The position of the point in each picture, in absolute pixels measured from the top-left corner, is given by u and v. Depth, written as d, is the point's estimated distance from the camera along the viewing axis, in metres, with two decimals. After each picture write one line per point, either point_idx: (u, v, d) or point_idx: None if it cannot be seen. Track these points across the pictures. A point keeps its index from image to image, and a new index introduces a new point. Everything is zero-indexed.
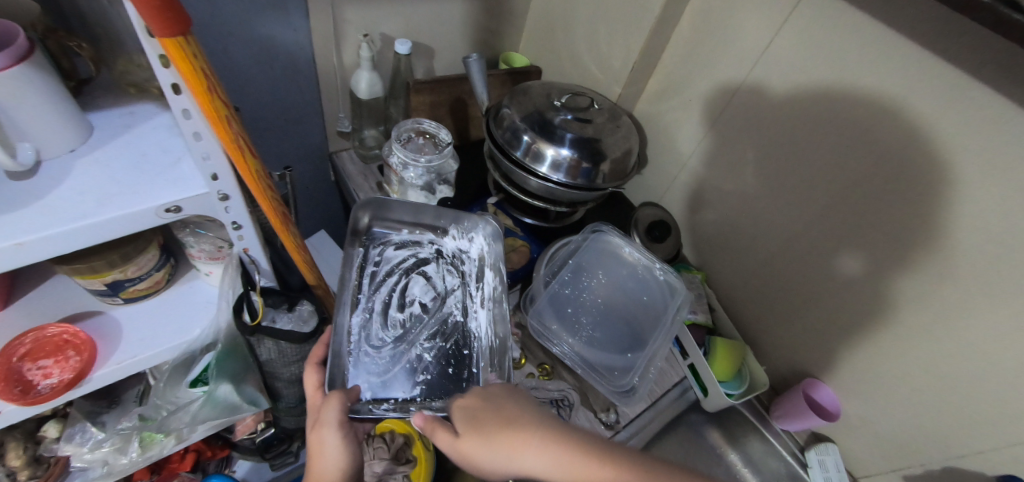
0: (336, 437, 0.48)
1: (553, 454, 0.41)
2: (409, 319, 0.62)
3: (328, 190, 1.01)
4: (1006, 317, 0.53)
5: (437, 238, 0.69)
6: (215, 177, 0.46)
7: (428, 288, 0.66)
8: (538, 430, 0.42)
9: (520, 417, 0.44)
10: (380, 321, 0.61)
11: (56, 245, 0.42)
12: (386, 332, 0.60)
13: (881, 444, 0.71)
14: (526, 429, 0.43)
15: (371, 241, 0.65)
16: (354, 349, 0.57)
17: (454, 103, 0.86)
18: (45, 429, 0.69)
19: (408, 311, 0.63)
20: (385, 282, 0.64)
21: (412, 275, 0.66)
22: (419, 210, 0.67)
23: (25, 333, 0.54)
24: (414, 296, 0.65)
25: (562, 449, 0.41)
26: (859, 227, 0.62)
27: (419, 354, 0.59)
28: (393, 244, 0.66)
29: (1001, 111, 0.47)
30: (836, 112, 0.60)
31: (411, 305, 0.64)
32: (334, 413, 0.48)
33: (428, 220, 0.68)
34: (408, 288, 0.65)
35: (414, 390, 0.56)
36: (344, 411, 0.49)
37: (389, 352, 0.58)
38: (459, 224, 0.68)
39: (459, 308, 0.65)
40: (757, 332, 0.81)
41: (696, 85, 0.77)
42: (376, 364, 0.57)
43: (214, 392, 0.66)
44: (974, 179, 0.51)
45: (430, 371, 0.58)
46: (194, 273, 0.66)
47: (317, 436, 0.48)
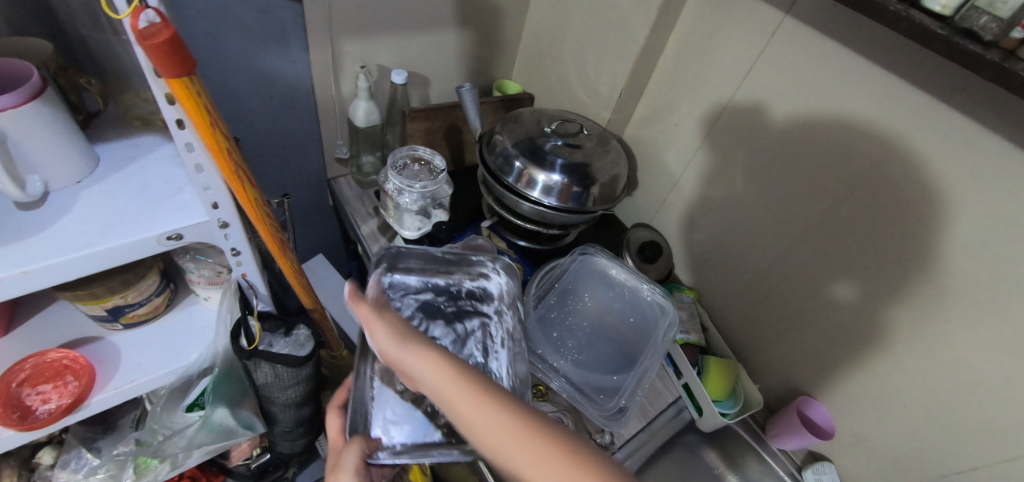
0: None
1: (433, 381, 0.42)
2: None
3: (325, 216, 1.03)
4: (985, 330, 0.54)
5: (457, 278, 0.66)
6: (215, 205, 0.48)
7: (447, 331, 0.63)
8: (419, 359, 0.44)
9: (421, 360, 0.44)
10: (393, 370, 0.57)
11: (59, 273, 0.44)
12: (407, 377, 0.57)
13: (876, 462, 0.70)
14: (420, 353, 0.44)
15: (393, 290, 0.62)
16: (378, 396, 0.55)
17: (449, 130, 0.89)
18: (39, 456, 0.70)
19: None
20: None
21: (433, 322, 0.63)
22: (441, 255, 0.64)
23: (25, 359, 0.55)
24: (434, 337, 0.62)
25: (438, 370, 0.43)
26: (844, 247, 0.64)
27: None
28: (413, 292, 0.63)
29: (967, 134, 0.50)
30: (815, 135, 0.63)
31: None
32: (351, 459, 0.46)
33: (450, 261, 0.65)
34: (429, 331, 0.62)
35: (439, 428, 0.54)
36: (364, 458, 0.47)
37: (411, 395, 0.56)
38: (472, 260, 0.66)
39: (480, 351, 0.62)
40: (749, 350, 0.82)
41: (682, 110, 0.80)
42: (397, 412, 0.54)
43: (211, 417, 0.67)
44: (945, 196, 0.53)
45: None
46: (193, 298, 0.67)
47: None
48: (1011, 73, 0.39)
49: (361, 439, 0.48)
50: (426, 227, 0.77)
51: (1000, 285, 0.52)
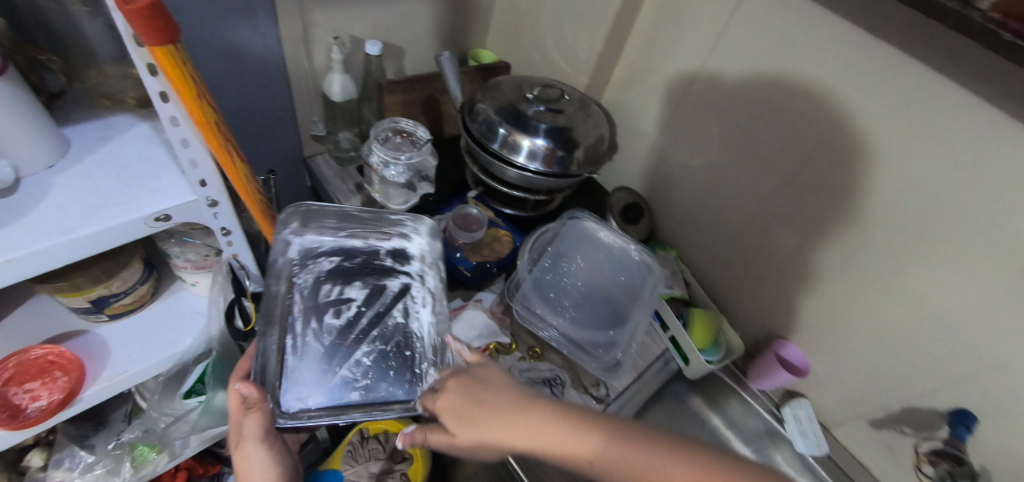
0: (260, 450, 0.50)
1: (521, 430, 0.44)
2: (345, 324, 0.60)
3: (305, 197, 1.01)
4: (945, 267, 0.58)
5: (374, 239, 0.68)
6: (203, 183, 0.47)
7: (364, 290, 0.64)
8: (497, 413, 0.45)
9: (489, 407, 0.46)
10: (315, 331, 0.59)
11: (43, 262, 0.42)
12: (322, 339, 0.59)
13: (846, 396, 0.76)
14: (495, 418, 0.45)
15: (305, 253, 0.64)
16: (289, 366, 0.55)
17: (426, 102, 0.88)
18: (29, 458, 0.68)
19: (344, 317, 0.61)
20: (321, 289, 0.62)
21: (348, 281, 0.64)
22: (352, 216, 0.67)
23: (6, 357, 0.53)
24: (350, 298, 0.63)
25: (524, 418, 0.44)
26: (812, 198, 0.67)
27: (358, 360, 0.58)
28: (325, 255, 0.65)
29: (925, 81, 0.53)
30: (787, 92, 0.65)
31: (348, 309, 0.62)
32: (256, 427, 0.49)
33: (364, 222, 0.67)
34: (344, 290, 0.63)
35: (341, 371, 0.57)
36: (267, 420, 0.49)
37: (326, 353, 0.58)
38: (391, 219, 0.68)
39: (400, 314, 0.63)
40: (729, 301, 0.86)
41: (659, 72, 0.81)
42: (305, 386, 0.54)
43: (212, 401, 0.64)
44: (908, 143, 0.56)
45: (370, 375, 0.57)
46: (179, 285, 0.66)
47: (241, 451, 0.50)
48: (970, 20, 0.42)
49: (257, 401, 0.49)
50: (413, 199, 0.77)
51: (955, 225, 0.56)
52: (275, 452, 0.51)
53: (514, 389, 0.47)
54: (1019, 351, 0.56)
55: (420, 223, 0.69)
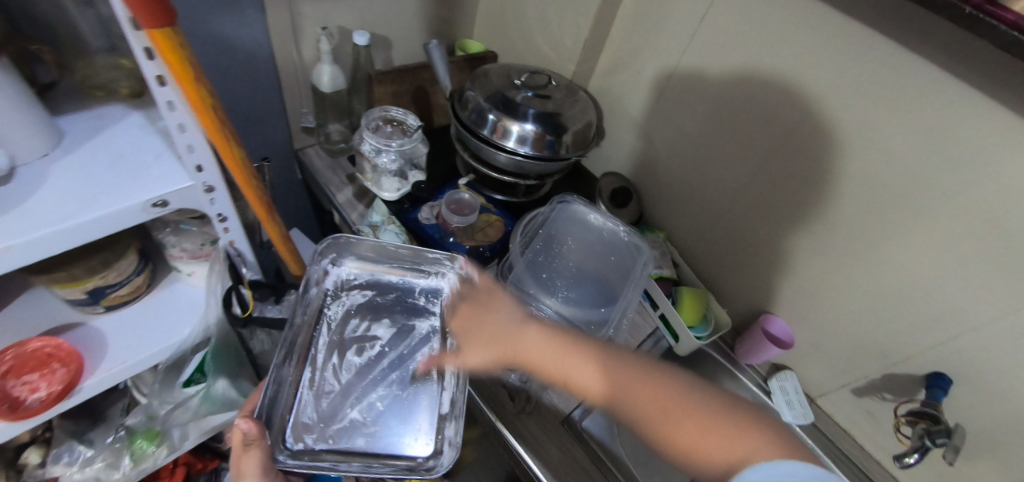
0: None
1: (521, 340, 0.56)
2: (366, 363, 0.65)
3: (295, 191, 1.01)
4: (916, 237, 0.61)
5: (411, 276, 0.71)
6: (200, 168, 0.48)
7: (390, 328, 0.68)
8: (503, 327, 0.58)
9: (495, 326, 0.58)
10: (336, 366, 0.64)
11: (41, 249, 0.42)
12: (339, 377, 0.63)
13: (828, 367, 0.80)
14: (501, 332, 0.57)
15: (339, 286, 0.68)
16: (300, 402, 0.60)
17: (416, 92, 0.88)
18: (26, 455, 0.68)
19: (366, 355, 0.66)
20: (348, 323, 0.67)
21: (377, 318, 0.68)
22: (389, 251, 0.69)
23: (5, 350, 0.54)
24: (376, 335, 0.67)
25: (523, 331, 0.56)
26: (793, 176, 0.70)
27: (371, 402, 0.61)
28: (358, 288, 0.69)
29: (898, 59, 0.55)
30: (766, 74, 0.68)
31: (371, 346, 0.66)
32: (254, 464, 0.50)
33: (404, 258, 0.70)
34: (371, 327, 0.68)
35: (351, 414, 0.60)
36: (264, 460, 0.51)
37: (338, 392, 0.62)
38: (430, 258, 0.69)
39: (423, 361, 0.66)
40: (716, 281, 0.89)
41: (643, 58, 0.83)
42: (314, 421, 0.59)
43: (212, 389, 0.66)
44: (884, 119, 0.58)
45: (380, 418, 0.60)
46: (174, 276, 0.66)
47: None
48: None
49: (255, 437, 0.50)
50: (405, 188, 0.78)
51: (927, 195, 0.58)
52: None
53: (520, 314, 0.58)
54: (988, 313, 0.59)
55: (457, 264, 0.69)
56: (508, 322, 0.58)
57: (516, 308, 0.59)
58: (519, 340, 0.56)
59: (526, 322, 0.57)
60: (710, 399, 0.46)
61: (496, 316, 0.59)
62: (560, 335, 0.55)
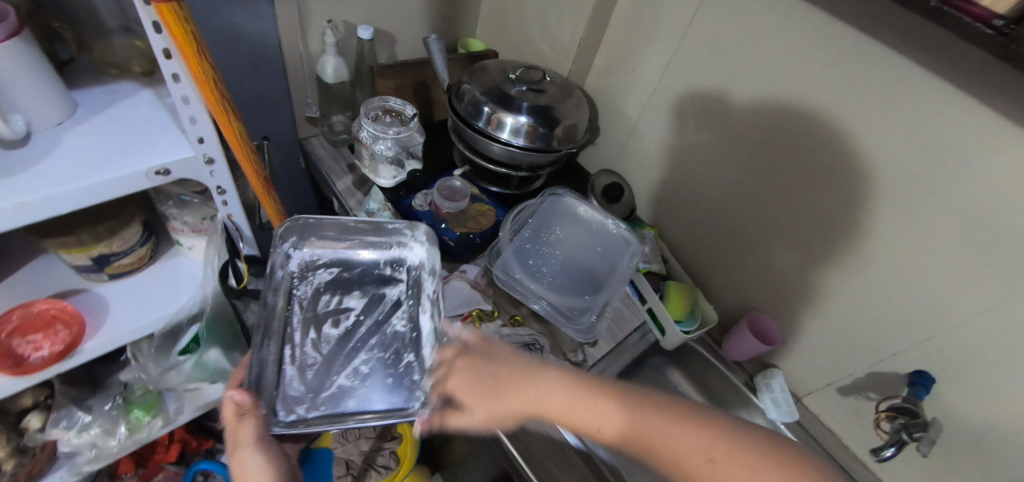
0: (258, 454, 0.51)
1: (540, 393, 0.52)
2: (343, 333, 0.67)
3: (299, 180, 1.05)
4: (898, 233, 0.62)
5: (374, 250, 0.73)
6: (201, 140, 0.51)
7: (362, 299, 0.70)
8: (520, 376, 0.53)
9: (507, 376, 0.54)
10: (313, 340, 0.65)
11: (52, 207, 0.45)
12: (319, 349, 0.65)
13: (814, 366, 0.80)
14: (516, 383, 0.53)
15: (305, 264, 0.70)
16: (286, 377, 0.62)
17: (418, 86, 0.92)
18: (25, 420, 0.69)
19: (342, 326, 0.67)
20: (319, 299, 0.69)
21: (348, 291, 0.70)
22: (349, 227, 0.71)
23: (12, 309, 0.56)
24: (349, 307, 0.69)
25: (541, 382, 0.53)
26: (781, 172, 0.71)
27: (357, 367, 0.64)
28: (323, 266, 0.71)
29: (879, 56, 0.57)
30: (754, 73, 0.70)
31: (348, 317, 0.68)
32: (250, 432, 0.52)
33: (364, 232, 0.72)
34: (343, 301, 0.69)
35: (338, 379, 0.62)
36: (260, 427, 0.53)
37: (321, 363, 0.64)
38: (389, 228, 0.72)
39: (401, 324, 0.69)
40: (706, 278, 0.90)
41: (636, 57, 0.85)
42: (302, 393, 0.61)
43: (203, 358, 0.68)
44: (866, 115, 0.60)
45: (368, 381, 0.63)
46: (176, 250, 0.69)
47: (238, 460, 0.51)
48: None
49: (250, 407, 0.53)
50: (401, 176, 0.81)
51: (908, 192, 0.59)
52: (271, 457, 0.52)
53: (533, 363, 0.55)
54: (969, 310, 0.59)
55: (417, 232, 0.73)
56: (523, 372, 0.54)
57: (528, 357, 0.56)
58: (539, 389, 0.52)
59: (544, 371, 0.53)
60: (751, 436, 0.44)
61: (507, 363, 0.55)
62: (583, 383, 0.51)
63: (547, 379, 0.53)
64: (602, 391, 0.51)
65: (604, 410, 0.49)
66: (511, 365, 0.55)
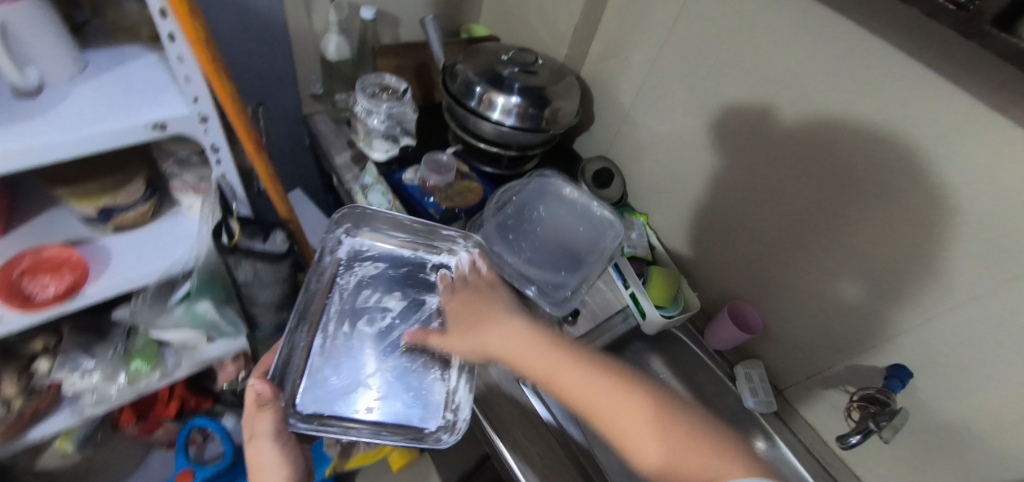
0: (272, 448, 0.55)
1: (514, 340, 0.57)
2: (377, 334, 0.67)
3: (303, 156, 1.09)
4: (872, 222, 0.61)
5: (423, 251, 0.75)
6: (195, 98, 0.55)
7: (403, 301, 0.70)
8: (503, 324, 0.59)
9: (494, 319, 0.60)
10: (346, 335, 0.67)
11: (59, 152, 0.49)
12: (351, 346, 0.66)
13: (794, 359, 0.78)
14: (497, 326, 0.59)
15: (353, 258, 0.72)
16: (310, 369, 0.63)
17: (418, 68, 0.94)
18: (37, 363, 0.75)
19: (377, 326, 0.68)
20: (359, 293, 0.70)
21: (390, 290, 0.71)
22: (403, 226, 0.74)
23: (24, 252, 0.62)
24: (389, 306, 0.70)
25: (520, 329, 0.58)
26: (765, 161, 0.71)
27: (384, 371, 0.64)
28: (370, 259, 0.73)
29: (862, 42, 0.55)
30: (737, 59, 0.70)
31: (384, 316, 0.69)
32: (269, 426, 0.55)
33: (418, 236, 0.75)
34: (383, 299, 0.70)
35: (365, 383, 0.63)
36: (278, 422, 0.55)
37: (350, 360, 0.64)
38: (442, 234, 0.74)
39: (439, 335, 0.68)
40: (693, 266, 0.90)
41: (630, 44, 0.86)
42: (326, 386, 0.62)
43: (194, 309, 0.74)
44: (846, 101, 0.59)
45: (391, 389, 0.63)
46: (177, 209, 0.73)
47: (254, 449, 0.55)
48: None
49: (269, 399, 0.55)
50: (394, 151, 0.83)
51: (885, 179, 0.58)
52: (286, 452, 0.55)
53: (519, 317, 0.60)
54: (946, 303, 0.57)
55: (470, 243, 0.73)
56: (508, 317, 0.60)
57: (517, 311, 0.61)
58: (519, 337, 0.58)
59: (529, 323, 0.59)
60: (693, 420, 0.49)
61: (498, 309, 0.61)
62: (557, 341, 0.57)
63: (526, 329, 0.58)
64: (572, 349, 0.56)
65: (566, 368, 0.54)
66: (506, 312, 0.60)
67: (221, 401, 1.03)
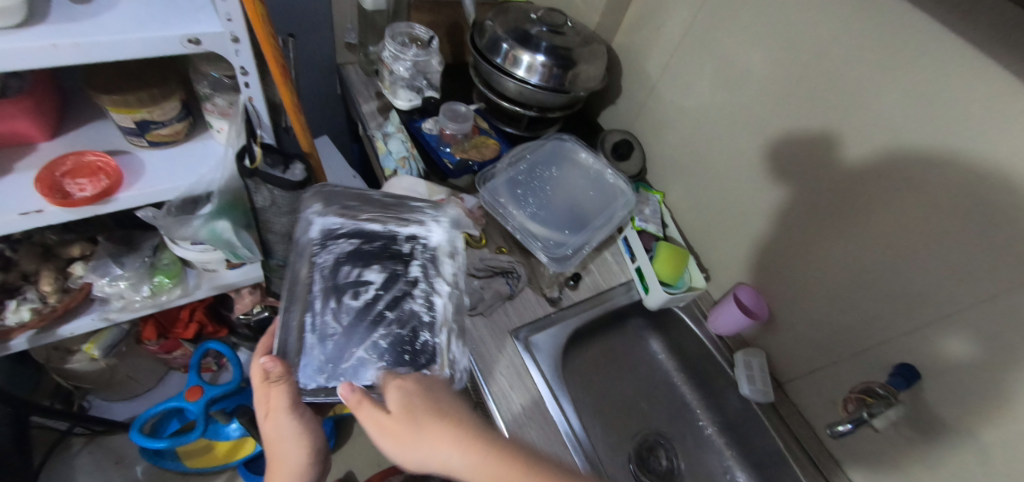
0: (290, 420, 0.53)
1: (479, 462, 0.42)
2: (361, 305, 0.69)
3: (332, 104, 1.12)
4: (892, 203, 0.60)
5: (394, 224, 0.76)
6: (228, 18, 0.57)
7: (382, 273, 0.72)
8: (465, 437, 0.43)
9: (450, 430, 0.44)
10: (333, 310, 0.68)
11: (100, 53, 0.52)
12: (339, 320, 0.67)
13: (797, 348, 0.77)
14: (457, 440, 0.43)
15: (328, 235, 0.73)
16: (309, 347, 0.64)
17: (450, 27, 0.95)
18: (72, 267, 0.81)
19: (362, 299, 0.69)
20: (339, 270, 0.71)
21: (367, 265, 0.72)
22: (369, 199, 0.74)
23: (68, 155, 0.67)
24: (369, 280, 0.71)
25: (487, 450, 0.43)
26: (790, 140, 0.70)
27: (374, 339, 0.65)
28: (344, 237, 0.74)
29: (903, 13, 0.54)
30: (774, 33, 0.68)
31: (366, 290, 0.70)
32: (282, 400, 0.54)
33: (390, 208, 0.75)
34: (362, 274, 0.72)
35: (359, 351, 0.64)
36: (292, 395, 0.54)
37: (342, 332, 0.66)
38: (412, 206, 0.75)
39: (419, 304, 0.69)
40: (704, 247, 0.90)
41: (663, 14, 0.84)
42: (324, 361, 0.63)
43: (213, 226, 0.76)
44: (881, 79, 0.58)
45: (384, 355, 0.64)
46: (208, 134, 0.77)
47: (272, 424, 0.54)
48: None
49: (279, 374, 0.55)
50: (417, 101, 0.87)
51: (913, 166, 0.57)
52: (305, 424, 0.54)
53: (485, 430, 0.45)
54: (960, 302, 0.56)
55: (440, 212, 0.75)
56: (473, 429, 0.44)
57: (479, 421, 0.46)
58: (487, 460, 0.42)
59: (497, 440, 0.44)
60: None
61: (461, 414, 0.46)
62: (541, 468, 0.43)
63: (493, 453, 0.43)
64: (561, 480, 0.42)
65: None
66: (467, 419, 0.45)
67: (235, 333, 1.10)
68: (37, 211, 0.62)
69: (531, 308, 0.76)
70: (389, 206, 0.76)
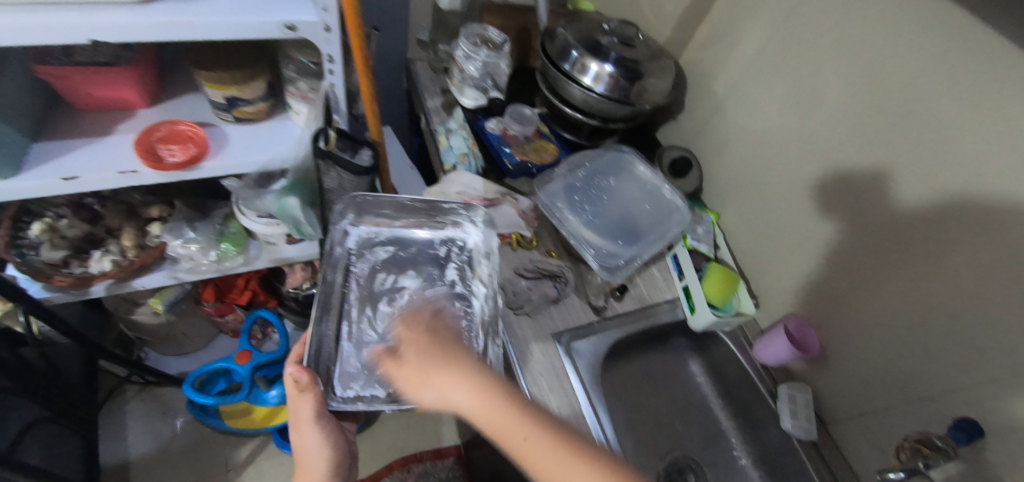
0: (315, 430, 0.58)
1: (471, 394, 0.46)
2: (396, 310, 0.72)
3: (399, 98, 1.16)
4: (970, 248, 0.56)
5: (429, 229, 0.79)
6: (324, 9, 0.61)
7: (417, 278, 0.75)
8: (461, 377, 0.47)
9: (450, 366, 0.49)
10: (369, 318, 0.71)
11: (209, 32, 0.57)
12: (376, 327, 0.70)
13: (849, 389, 0.73)
14: (455, 375, 0.48)
15: (366, 242, 0.77)
16: (344, 355, 0.67)
17: (520, 31, 0.97)
18: (151, 226, 0.88)
19: (396, 304, 0.73)
20: (375, 277, 0.75)
21: (403, 272, 0.76)
22: (404, 207, 0.76)
23: (163, 124, 0.73)
24: (404, 286, 0.75)
25: (482, 390, 0.46)
26: (861, 173, 0.67)
27: None
28: (381, 245, 0.77)
29: (995, 47, 0.51)
30: (850, 61, 0.66)
31: (401, 295, 0.74)
32: (309, 409, 0.57)
33: (424, 214, 0.78)
34: (397, 280, 0.75)
35: None
36: (320, 404, 0.57)
37: (377, 338, 0.69)
38: (444, 209, 0.77)
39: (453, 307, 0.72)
40: (756, 273, 0.87)
41: (737, 33, 0.83)
42: (359, 367, 0.66)
43: (284, 203, 0.81)
44: (968, 118, 0.54)
45: None
46: (286, 115, 0.82)
47: (299, 432, 0.59)
48: None
49: (308, 384, 0.56)
50: (482, 101, 0.90)
51: (997, 211, 0.53)
52: (328, 435, 0.59)
53: (484, 373, 0.48)
54: None
55: (472, 213, 0.77)
56: (473, 367, 0.49)
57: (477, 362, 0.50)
58: (477, 395, 0.46)
59: (491, 383, 0.47)
60: None
61: (463, 355, 0.50)
62: (524, 407, 0.45)
63: (483, 390, 0.46)
64: (545, 422, 0.44)
65: (534, 444, 0.43)
66: (467, 359, 0.50)
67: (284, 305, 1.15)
68: (132, 172, 0.68)
69: (575, 315, 0.76)
70: (422, 211, 0.79)
